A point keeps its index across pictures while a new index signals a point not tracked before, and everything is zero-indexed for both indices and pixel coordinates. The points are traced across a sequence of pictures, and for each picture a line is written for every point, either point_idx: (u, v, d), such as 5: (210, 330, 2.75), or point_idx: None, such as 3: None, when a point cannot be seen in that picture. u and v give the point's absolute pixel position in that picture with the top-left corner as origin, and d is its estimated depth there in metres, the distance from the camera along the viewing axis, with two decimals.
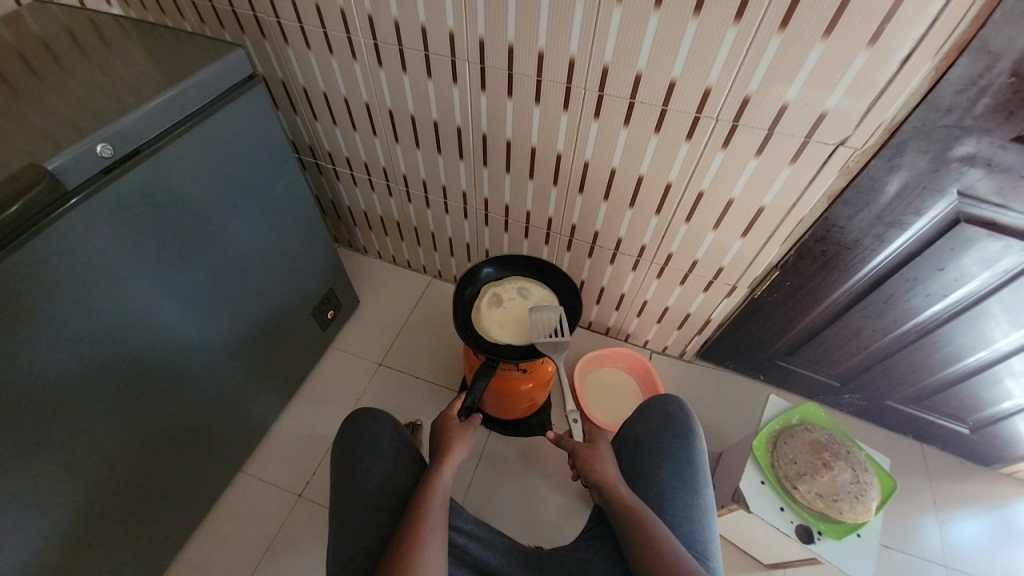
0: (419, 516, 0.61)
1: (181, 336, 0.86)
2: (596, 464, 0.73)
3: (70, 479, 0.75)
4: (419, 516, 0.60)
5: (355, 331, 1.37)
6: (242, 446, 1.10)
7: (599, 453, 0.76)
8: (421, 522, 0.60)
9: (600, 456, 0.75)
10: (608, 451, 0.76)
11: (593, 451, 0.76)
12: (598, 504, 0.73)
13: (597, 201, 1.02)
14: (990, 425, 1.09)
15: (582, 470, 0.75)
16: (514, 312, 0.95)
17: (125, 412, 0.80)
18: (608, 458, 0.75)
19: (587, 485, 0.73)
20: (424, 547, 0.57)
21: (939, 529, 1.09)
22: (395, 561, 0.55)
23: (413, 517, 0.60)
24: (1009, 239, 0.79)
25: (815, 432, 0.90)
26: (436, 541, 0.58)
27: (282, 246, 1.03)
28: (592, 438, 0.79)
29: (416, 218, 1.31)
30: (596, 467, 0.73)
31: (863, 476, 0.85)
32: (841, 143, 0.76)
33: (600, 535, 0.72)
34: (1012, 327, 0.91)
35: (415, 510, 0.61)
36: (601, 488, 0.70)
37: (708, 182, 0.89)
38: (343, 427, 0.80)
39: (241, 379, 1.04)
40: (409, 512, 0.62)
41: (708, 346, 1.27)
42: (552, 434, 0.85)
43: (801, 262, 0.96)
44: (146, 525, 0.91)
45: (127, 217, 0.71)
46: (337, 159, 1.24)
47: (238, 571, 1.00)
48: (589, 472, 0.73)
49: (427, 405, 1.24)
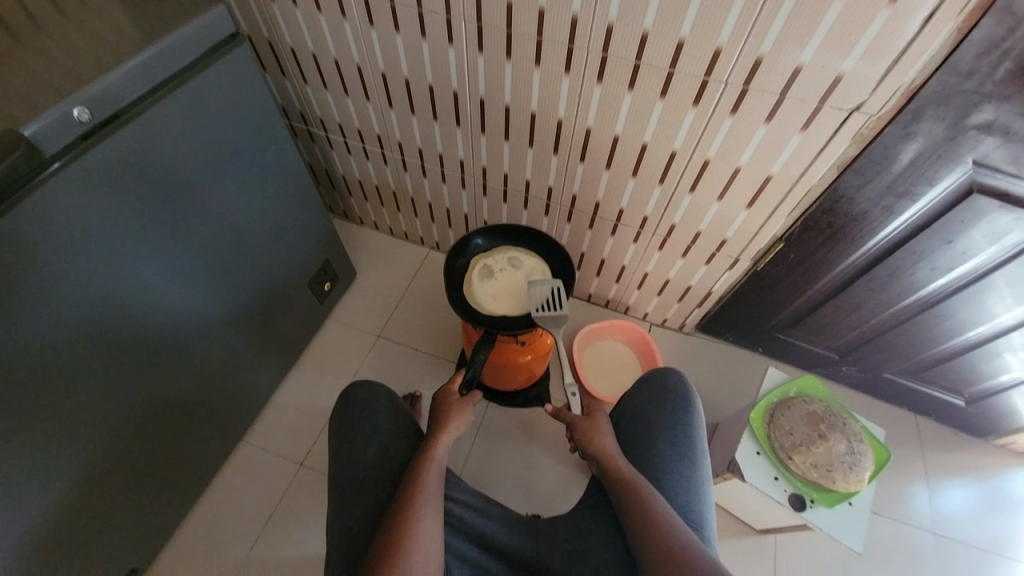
0: (416, 487, 0.61)
1: (173, 309, 0.85)
2: (592, 437, 0.74)
3: (72, 448, 0.76)
4: (414, 488, 0.61)
5: (353, 303, 1.36)
6: (242, 415, 1.11)
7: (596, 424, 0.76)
8: (418, 493, 0.60)
9: (597, 429, 0.75)
10: (606, 423, 0.77)
11: (590, 423, 0.76)
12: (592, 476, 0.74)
13: (599, 170, 0.99)
14: (986, 398, 1.10)
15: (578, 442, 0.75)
16: (507, 284, 0.94)
17: (124, 383, 0.80)
18: (605, 429, 0.75)
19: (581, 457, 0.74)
20: (421, 518, 0.57)
21: (929, 497, 1.11)
22: (393, 534, 0.56)
23: (408, 490, 0.61)
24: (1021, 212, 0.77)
25: (812, 405, 0.90)
26: (432, 512, 0.59)
27: (276, 218, 1.01)
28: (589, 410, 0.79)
29: (412, 188, 1.28)
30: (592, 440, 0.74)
31: (858, 447, 0.85)
32: (854, 109, 0.72)
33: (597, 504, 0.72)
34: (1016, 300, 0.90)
35: (410, 483, 0.62)
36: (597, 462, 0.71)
37: (714, 151, 0.85)
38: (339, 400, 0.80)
39: (239, 351, 1.04)
40: (404, 485, 0.62)
41: (708, 319, 1.26)
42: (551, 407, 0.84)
43: (806, 235, 0.94)
44: (150, 491, 0.93)
45: (111, 187, 0.69)
46: (329, 126, 1.19)
47: (244, 535, 1.03)
48: (585, 446, 0.74)
49: (426, 377, 1.25)
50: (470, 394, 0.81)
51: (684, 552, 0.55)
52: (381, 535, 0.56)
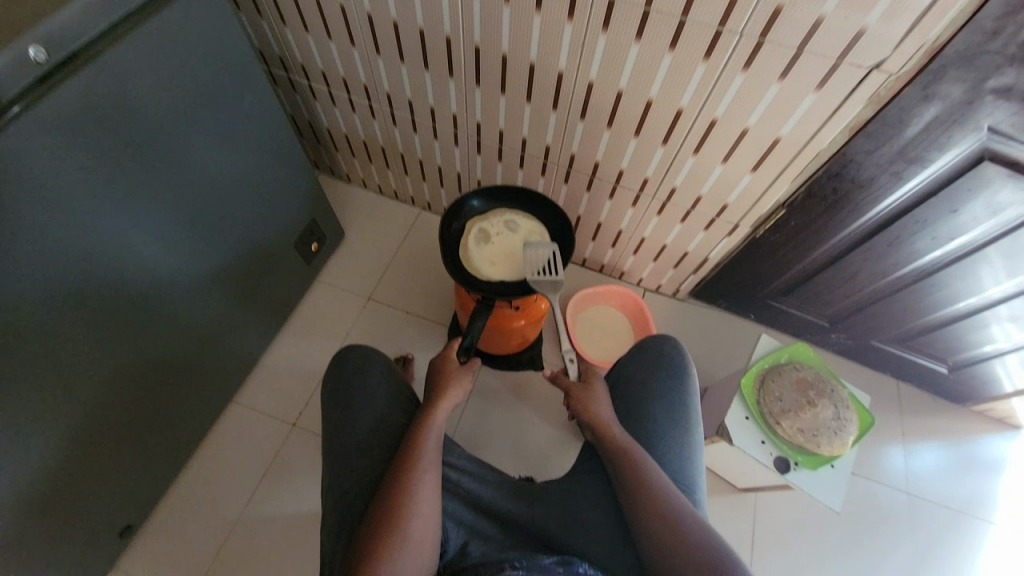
0: (413, 454, 0.61)
1: (152, 269, 0.81)
2: (589, 403, 0.74)
3: (56, 411, 0.74)
4: (412, 455, 0.61)
5: (341, 264, 1.32)
6: (231, 377, 1.10)
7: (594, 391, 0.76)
8: (416, 460, 0.60)
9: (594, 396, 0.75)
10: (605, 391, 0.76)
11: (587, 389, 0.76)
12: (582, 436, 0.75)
13: (600, 128, 0.94)
14: (968, 366, 1.12)
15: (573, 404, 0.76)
16: (504, 248, 0.91)
17: (106, 345, 0.77)
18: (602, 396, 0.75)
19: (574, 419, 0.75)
20: (419, 485, 0.58)
21: (904, 457, 1.16)
22: (392, 501, 0.56)
23: (407, 458, 0.61)
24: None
25: (802, 371, 0.91)
26: (430, 479, 0.59)
27: (257, 174, 0.95)
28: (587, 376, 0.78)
29: (402, 144, 1.21)
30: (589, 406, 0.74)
31: (844, 413, 0.87)
32: (875, 67, 0.69)
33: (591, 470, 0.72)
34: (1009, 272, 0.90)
35: (407, 449, 0.62)
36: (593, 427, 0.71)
37: (723, 110, 0.81)
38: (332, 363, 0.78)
39: (224, 312, 1.01)
40: (402, 451, 0.62)
41: (702, 285, 1.25)
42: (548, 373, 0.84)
43: (810, 201, 0.92)
44: (141, 451, 0.93)
45: (75, 136, 0.64)
46: (312, 74, 1.11)
47: (239, 493, 1.04)
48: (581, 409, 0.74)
49: (418, 340, 1.23)
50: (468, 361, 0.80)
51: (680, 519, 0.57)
52: (380, 502, 0.57)
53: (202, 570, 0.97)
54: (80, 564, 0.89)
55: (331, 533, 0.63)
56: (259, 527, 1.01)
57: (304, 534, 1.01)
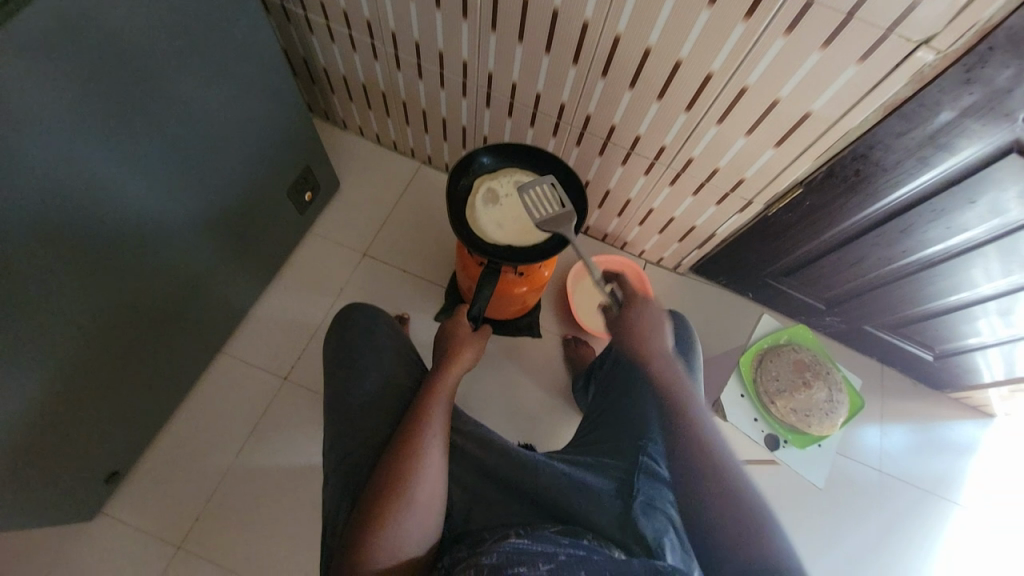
0: (421, 419, 0.62)
1: (134, 210, 0.75)
2: (645, 327, 0.73)
3: (37, 356, 0.70)
4: (420, 421, 0.61)
5: (335, 216, 1.26)
6: (220, 326, 1.06)
7: (653, 315, 0.75)
8: (423, 426, 0.61)
9: (652, 321, 0.74)
10: (664, 318, 0.75)
11: (645, 313, 0.75)
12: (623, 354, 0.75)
13: (621, 88, 0.89)
14: (954, 355, 1.15)
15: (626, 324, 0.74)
16: (512, 210, 0.87)
17: (86, 289, 0.73)
18: (660, 322, 0.74)
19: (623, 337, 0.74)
20: (425, 451, 0.59)
21: (879, 435, 1.21)
22: (400, 464, 0.58)
23: (414, 422, 0.61)
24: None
25: (800, 353, 1.15)
26: (437, 443, 0.60)
27: (249, 112, 0.88)
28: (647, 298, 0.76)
29: (405, 91, 1.13)
30: (643, 331, 0.73)
31: (837, 396, 1.11)
32: (923, 43, 0.65)
33: (600, 443, 0.74)
34: (1009, 270, 0.90)
35: (416, 413, 0.62)
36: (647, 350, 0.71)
37: (755, 78, 0.77)
38: (338, 320, 0.78)
39: (212, 260, 0.96)
40: (410, 416, 0.63)
41: (705, 261, 1.24)
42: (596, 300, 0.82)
43: (829, 182, 0.89)
44: (127, 399, 0.90)
45: (43, 53, 0.57)
46: (309, 4, 1.01)
47: (228, 443, 1.03)
48: (635, 332, 0.73)
49: (414, 300, 1.20)
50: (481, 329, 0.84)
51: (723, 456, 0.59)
52: (388, 465, 0.58)
53: (192, 517, 0.97)
54: (66, 508, 0.88)
55: (333, 490, 0.64)
56: (249, 478, 1.01)
57: (295, 486, 1.02)
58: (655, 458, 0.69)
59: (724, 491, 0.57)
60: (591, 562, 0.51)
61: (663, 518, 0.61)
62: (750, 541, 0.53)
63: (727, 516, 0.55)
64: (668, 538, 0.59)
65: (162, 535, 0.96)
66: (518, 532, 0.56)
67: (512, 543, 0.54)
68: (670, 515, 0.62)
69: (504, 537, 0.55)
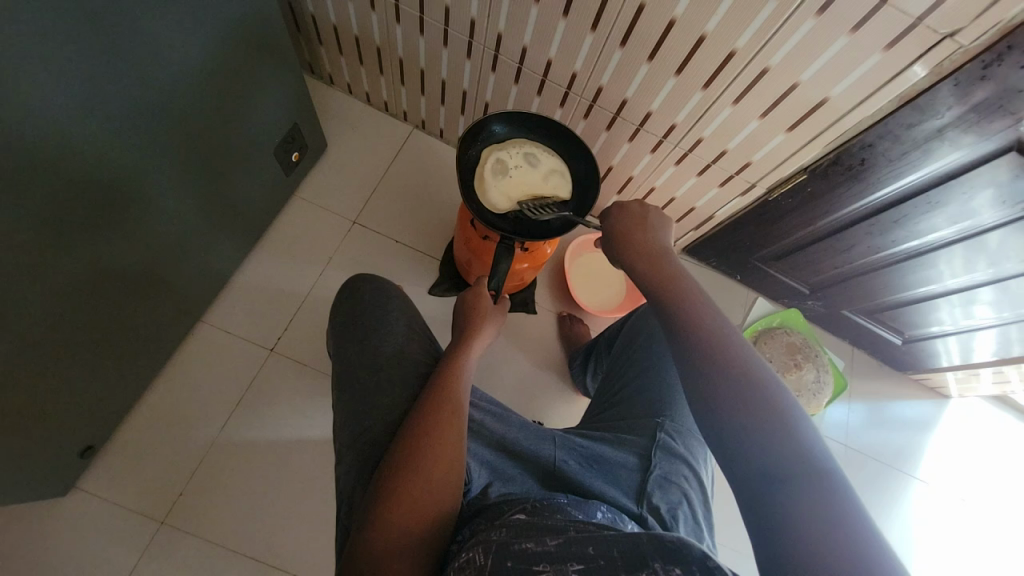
0: (445, 385, 0.64)
1: (112, 163, 0.68)
2: (641, 231, 0.66)
3: (13, 321, 0.64)
4: (444, 386, 0.64)
5: (323, 180, 1.19)
6: (200, 294, 1.00)
7: (649, 216, 0.68)
8: (447, 388, 0.63)
9: (648, 223, 0.67)
10: (666, 224, 0.68)
11: (642, 216, 0.67)
12: (617, 266, 0.67)
13: (639, 61, 0.85)
14: (921, 341, 1.23)
15: (619, 229, 0.67)
16: (521, 183, 0.86)
17: (61, 249, 0.66)
18: (660, 227, 0.67)
19: (615, 243, 0.66)
20: (448, 411, 0.60)
21: (847, 408, 1.29)
22: (422, 424, 0.59)
23: (440, 385, 0.64)
24: (1006, 192, 0.81)
25: (792, 337, 1.23)
26: (456, 400, 0.62)
27: (235, 60, 0.80)
28: (645, 204, 0.68)
29: (403, 48, 1.06)
30: (639, 235, 0.66)
31: (823, 377, 1.19)
32: (949, 35, 0.66)
33: (619, 418, 0.75)
34: (978, 263, 0.96)
35: (441, 376, 0.65)
36: (642, 253, 0.64)
37: (778, 59, 0.76)
38: (345, 295, 0.81)
39: (194, 221, 0.89)
40: (433, 383, 0.64)
41: (698, 243, 1.25)
42: (609, 213, 0.68)
43: (833, 170, 0.91)
44: (102, 369, 0.84)
45: None
46: None
47: (211, 417, 0.99)
48: (629, 236, 0.66)
49: (407, 271, 1.16)
50: (499, 301, 0.87)
51: (738, 355, 0.52)
52: (412, 425, 0.59)
53: (176, 491, 0.93)
54: (39, 483, 0.82)
55: (349, 464, 0.64)
56: (236, 451, 0.97)
57: (285, 459, 0.99)
58: (672, 435, 0.70)
59: (733, 389, 0.50)
60: (603, 537, 0.47)
61: (678, 492, 0.65)
62: (785, 468, 0.45)
63: (760, 436, 0.47)
64: (682, 511, 0.63)
65: (143, 509, 0.92)
66: (528, 509, 0.53)
67: (522, 520, 0.51)
68: (684, 489, 0.66)
69: (514, 513, 0.53)
